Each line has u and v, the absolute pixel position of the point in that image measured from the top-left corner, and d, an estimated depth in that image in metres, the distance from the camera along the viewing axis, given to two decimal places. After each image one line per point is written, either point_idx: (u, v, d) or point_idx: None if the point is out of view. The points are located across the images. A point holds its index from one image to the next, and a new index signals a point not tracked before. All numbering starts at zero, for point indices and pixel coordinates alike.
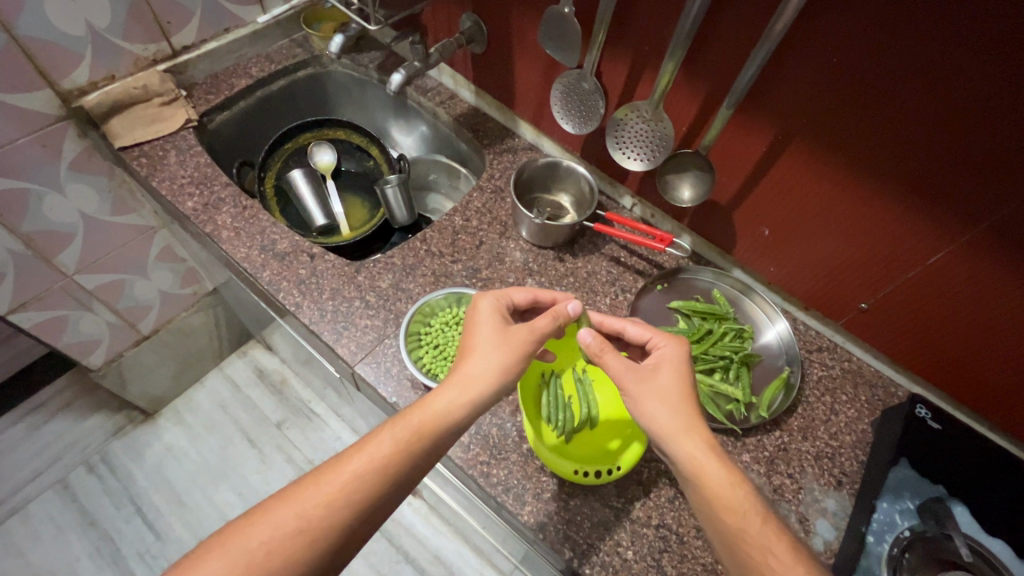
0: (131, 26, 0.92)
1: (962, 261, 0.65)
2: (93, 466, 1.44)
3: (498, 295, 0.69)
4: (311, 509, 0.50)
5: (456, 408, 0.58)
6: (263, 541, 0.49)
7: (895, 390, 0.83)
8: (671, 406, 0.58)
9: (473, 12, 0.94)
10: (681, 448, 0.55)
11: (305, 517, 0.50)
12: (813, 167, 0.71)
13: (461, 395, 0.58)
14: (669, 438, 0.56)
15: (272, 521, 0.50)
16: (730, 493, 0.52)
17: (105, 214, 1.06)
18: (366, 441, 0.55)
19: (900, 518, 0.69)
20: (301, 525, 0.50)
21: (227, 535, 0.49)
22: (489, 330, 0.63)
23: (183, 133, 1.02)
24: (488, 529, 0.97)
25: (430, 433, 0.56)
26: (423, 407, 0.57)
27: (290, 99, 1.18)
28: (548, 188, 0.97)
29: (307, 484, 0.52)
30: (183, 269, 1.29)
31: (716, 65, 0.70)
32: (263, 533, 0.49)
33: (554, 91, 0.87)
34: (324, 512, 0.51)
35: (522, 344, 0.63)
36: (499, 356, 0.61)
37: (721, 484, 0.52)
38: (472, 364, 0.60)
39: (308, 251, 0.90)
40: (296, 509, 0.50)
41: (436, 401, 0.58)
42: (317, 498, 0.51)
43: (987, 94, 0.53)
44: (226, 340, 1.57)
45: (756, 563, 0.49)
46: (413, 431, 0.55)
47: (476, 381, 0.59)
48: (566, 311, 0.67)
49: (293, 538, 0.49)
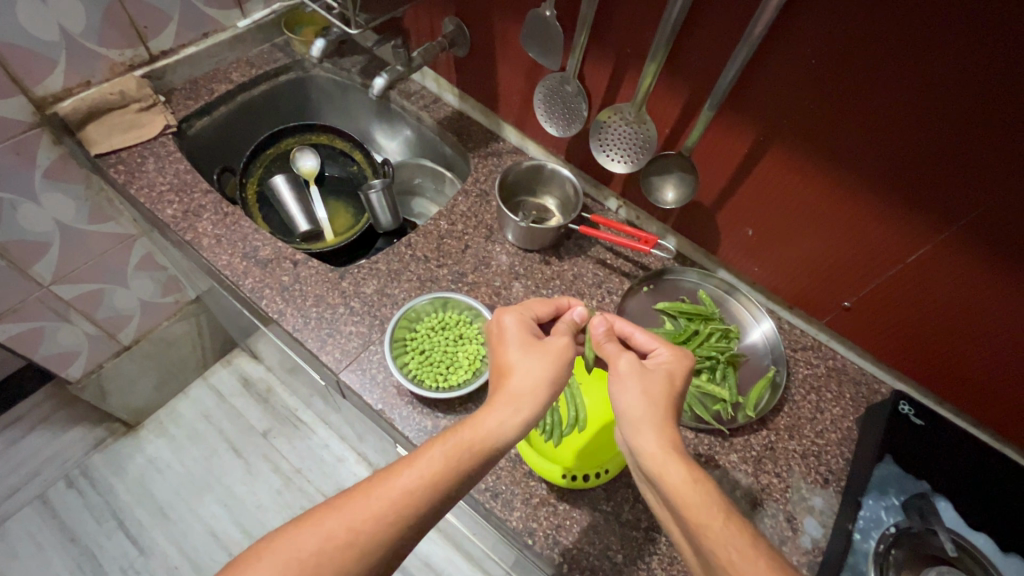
0: (106, 31, 0.90)
1: (940, 258, 0.66)
2: (73, 481, 1.41)
3: (519, 309, 0.67)
4: (362, 522, 0.49)
5: (507, 427, 0.56)
6: (313, 553, 0.47)
7: (879, 387, 0.84)
8: (649, 401, 0.58)
9: (455, 16, 0.94)
10: (644, 445, 0.55)
11: (356, 529, 0.49)
12: (794, 168, 0.71)
13: (509, 413, 0.57)
14: (634, 436, 0.56)
15: (322, 532, 0.48)
16: (690, 490, 0.51)
17: (83, 223, 1.03)
18: (417, 454, 0.53)
19: (886, 514, 0.68)
20: (352, 538, 0.48)
21: (274, 540, 0.48)
22: (523, 345, 0.62)
23: (161, 139, 1.00)
24: (478, 535, 0.96)
25: (482, 451, 0.55)
26: (474, 424, 0.55)
27: (272, 104, 1.17)
28: (533, 191, 0.97)
29: (357, 495, 0.50)
30: (164, 278, 1.26)
31: (696, 68, 0.71)
32: (313, 544, 0.47)
33: (537, 94, 0.88)
34: (375, 526, 0.49)
35: (558, 354, 0.61)
36: (544, 370, 0.60)
37: (683, 481, 0.52)
38: (516, 380, 0.59)
39: (291, 258, 0.88)
40: (346, 520, 0.49)
41: (487, 419, 0.56)
42: (368, 511, 0.49)
43: (964, 94, 0.54)
44: (210, 349, 1.55)
45: (720, 559, 0.48)
46: (465, 448, 0.54)
47: (524, 399, 0.58)
48: (574, 318, 0.68)
49: (342, 551, 0.48)
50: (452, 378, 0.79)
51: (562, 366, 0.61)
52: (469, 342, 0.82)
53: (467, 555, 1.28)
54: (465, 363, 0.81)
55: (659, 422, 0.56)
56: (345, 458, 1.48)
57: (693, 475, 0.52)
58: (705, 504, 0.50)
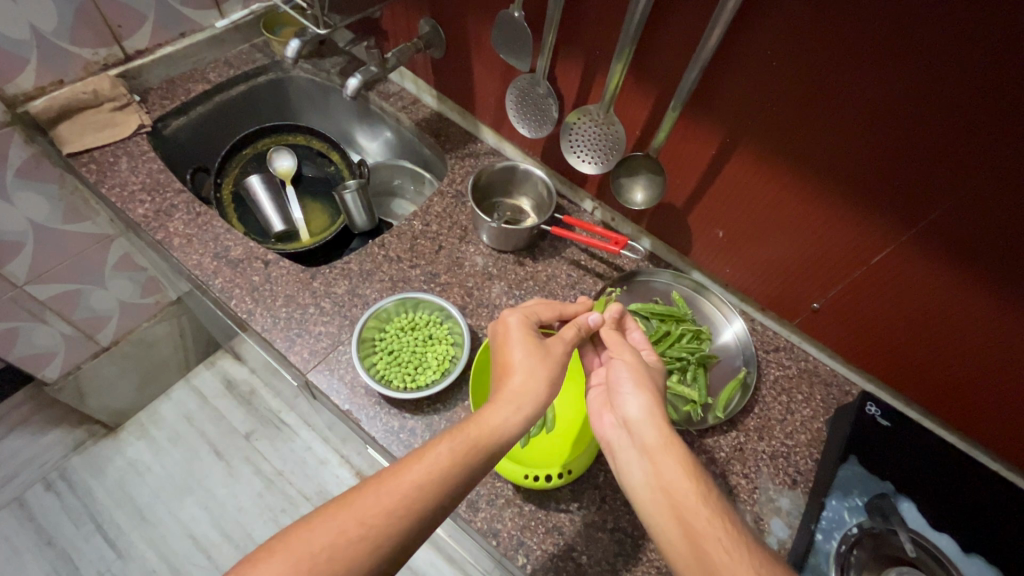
0: (78, 30, 0.90)
1: (904, 259, 0.66)
2: (51, 484, 1.39)
3: (523, 311, 0.68)
4: (373, 516, 0.49)
5: (510, 423, 0.57)
6: (325, 547, 0.47)
7: (850, 389, 0.84)
8: (638, 389, 0.60)
9: (430, 17, 0.94)
10: (645, 432, 0.57)
11: (367, 524, 0.48)
12: (760, 169, 0.72)
13: (510, 411, 0.57)
14: (635, 423, 0.58)
15: (333, 527, 0.48)
16: (687, 478, 0.53)
17: (57, 223, 1.03)
18: (424, 450, 0.53)
19: (849, 515, 0.68)
20: (363, 532, 0.48)
21: (285, 539, 0.47)
22: (525, 347, 0.62)
23: (136, 138, 1.00)
24: (455, 539, 0.95)
25: (487, 446, 0.55)
26: (477, 421, 0.56)
27: (251, 104, 1.17)
28: (508, 192, 0.97)
29: (367, 490, 0.50)
30: (143, 278, 1.26)
31: (660, 69, 0.71)
32: (325, 539, 0.47)
33: (509, 95, 0.88)
34: (385, 521, 0.49)
35: (555, 358, 0.62)
36: (545, 374, 0.60)
37: (680, 469, 0.53)
38: (518, 379, 0.59)
39: (262, 258, 0.88)
40: (357, 516, 0.49)
41: (489, 417, 0.56)
42: (379, 506, 0.49)
43: (922, 95, 0.54)
44: (192, 349, 1.54)
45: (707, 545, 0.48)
46: (470, 443, 0.54)
47: (524, 396, 0.58)
48: (588, 322, 0.68)
49: (355, 545, 0.47)
50: (420, 379, 0.79)
51: (560, 369, 0.62)
52: (438, 342, 0.82)
53: (449, 559, 1.27)
54: (434, 364, 0.81)
55: (659, 412, 0.58)
56: (326, 460, 1.47)
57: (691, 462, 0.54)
58: (699, 486, 0.52)
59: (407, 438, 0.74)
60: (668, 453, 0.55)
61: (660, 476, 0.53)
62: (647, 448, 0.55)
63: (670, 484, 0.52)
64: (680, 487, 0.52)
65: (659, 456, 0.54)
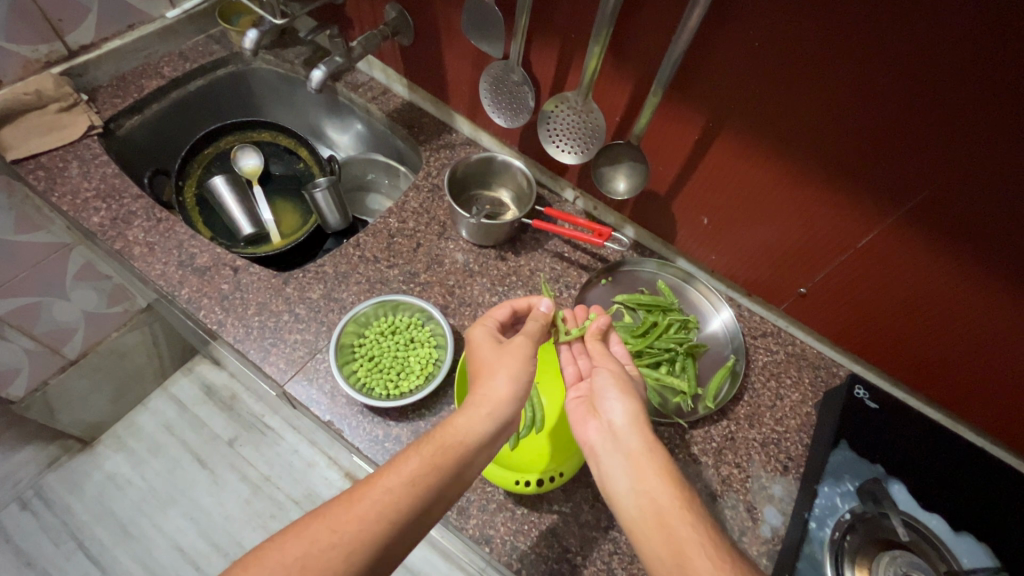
0: (14, 26, 0.83)
1: (891, 241, 0.65)
2: (26, 503, 1.34)
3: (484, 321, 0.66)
4: (344, 524, 0.47)
5: (480, 425, 0.55)
6: (298, 558, 0.45)
7: (837, 371, 0.84)
8: (623, 395, 0.60)
9: (396, 2, 0.89)
10: (629, 438, 0.56)
11: (339, 531, 0.46)
12: (744, 153, 0.69)
13: (481, 413, 0.56)
14: (620, 429, 0.57)
15: (306, 538, 0.46)
16: (663, 487, 0.52)
17: (9, 234, 0.96)
18: (396, 459, 0.52)
19: (841, 501, 0.68)
20: (336, 541, 0.46)
21: (261, 554, 0.45)
22: (490, 351, 0.61)
23: (86, 142, 0.93)
24: (448, 538, 0.94)
25: (457, 449, 0.53)
26: (447, 425, 0.54)
27: (211, 99, 1.10)
28: (486, 184, 0.94)
29: (339, 501, 0.48)
30: (109, 287, 1.19)
31: (638, 55, 0.69)
32: (298, 550, 0.45)
33: (483, 83, 0.84)
34: (358, 529, 0.47)
35: (518, 351, 0.60)
36: (510, 369, 0.59)
37: (661, 476, 0.53)
38: (485, 381, 0.58)
39: (231, 264, 0.84)
40: (329, 523, 0.47)
41: (457, 420, 0.55)
42: (350, 514, 0.47)
43: (905, 74, 0.52)
44: (167, 357, 1.48)
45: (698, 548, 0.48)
46: (439, 447, 0.52)
47: (494, 396, 0.57)
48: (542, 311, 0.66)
49: (326, 556, 0.45)
50: (403, 384, 0.77)
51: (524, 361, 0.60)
52: (420, 345, 0.80)
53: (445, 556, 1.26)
54: (417, 368, 0.79)
55: (642, 418, 0.58)
56: (315, 462, 1.44)
57: (669, 471, 0.53)
58: (681, 492, 0.52)
59: (393, 446, 0.72)
60: (651, 460, 0.54)
61: (642, 481, 0.53)
62: (632, 454, 0.55)
63: (653, 491, 0.52)
64: (662, 496, 0.51)
65: (642, 462, 0.54)
